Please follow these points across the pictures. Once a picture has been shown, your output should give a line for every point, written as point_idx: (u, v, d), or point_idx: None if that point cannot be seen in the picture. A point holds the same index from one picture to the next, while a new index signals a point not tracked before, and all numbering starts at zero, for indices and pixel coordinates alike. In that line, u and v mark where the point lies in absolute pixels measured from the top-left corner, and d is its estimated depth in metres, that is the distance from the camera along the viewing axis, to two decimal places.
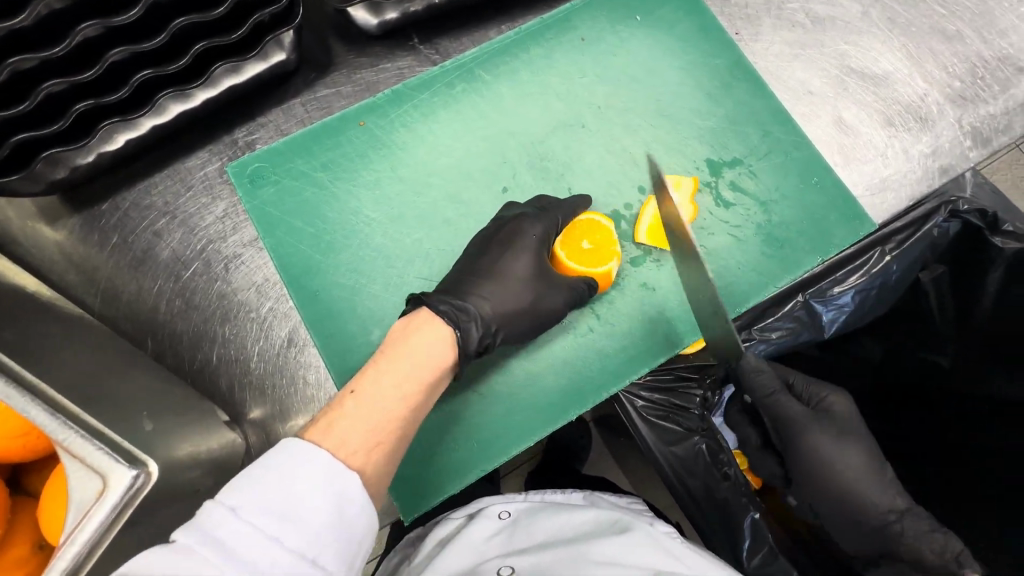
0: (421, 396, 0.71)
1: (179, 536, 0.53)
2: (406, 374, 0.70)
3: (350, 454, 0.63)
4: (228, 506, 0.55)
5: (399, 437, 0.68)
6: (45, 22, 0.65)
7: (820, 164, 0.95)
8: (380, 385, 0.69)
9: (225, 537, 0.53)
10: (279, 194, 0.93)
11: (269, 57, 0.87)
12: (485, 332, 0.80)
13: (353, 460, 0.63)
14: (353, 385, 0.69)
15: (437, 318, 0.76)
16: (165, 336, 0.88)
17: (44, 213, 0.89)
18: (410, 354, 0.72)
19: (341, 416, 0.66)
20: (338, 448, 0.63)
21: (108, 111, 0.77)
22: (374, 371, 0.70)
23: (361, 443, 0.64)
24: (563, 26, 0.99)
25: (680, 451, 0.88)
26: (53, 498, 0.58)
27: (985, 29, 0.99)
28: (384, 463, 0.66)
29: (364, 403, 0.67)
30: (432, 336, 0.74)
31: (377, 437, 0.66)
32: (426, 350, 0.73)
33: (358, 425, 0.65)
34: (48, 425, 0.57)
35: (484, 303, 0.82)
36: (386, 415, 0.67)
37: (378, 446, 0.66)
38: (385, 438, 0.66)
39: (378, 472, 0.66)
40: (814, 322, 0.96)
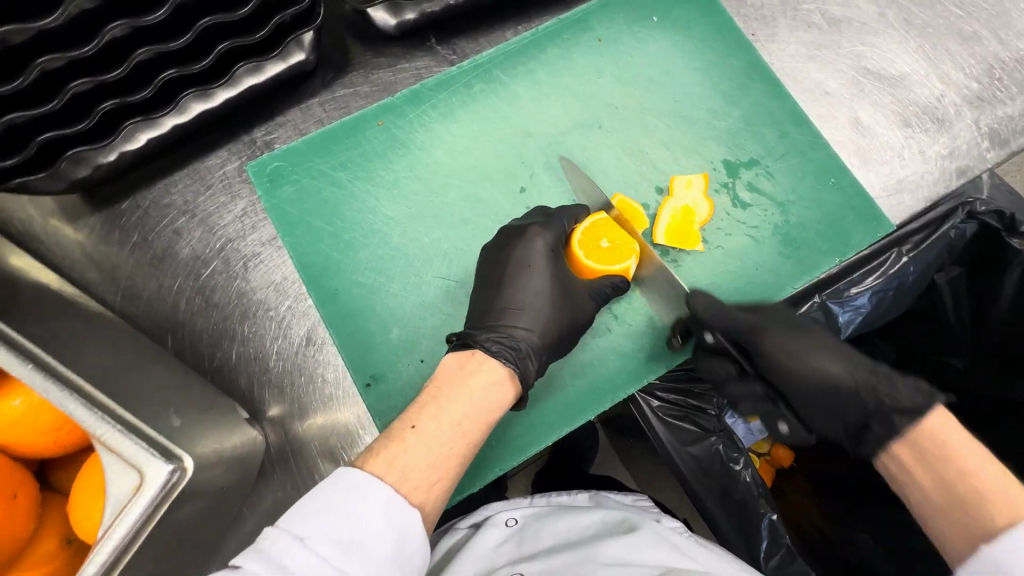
0: (479, 435, 0.70)
1: (243, 562, 0.53)
2: (466, 411, 0.69)
3: (412, 491, 0.62)
4: (293, 535, 0.55)
5: (456, 476, 0.67)
6: (78, 22, 0.65)
7: (837, 165, 0.95)
8: (441, 420, 0.67)
9: (292, 565, 0.53)
10: (298, 194, 0.93)
11: (289, 57, 0.87)
12: (538, 365, 0.81)
13: (414, 496, 0.62)
14: (413, 419, 0.67)
15: (491, 357, 0.75)
16: (185, 334, 0.89)
17: (65, 211, 0.90)
18: (470, 391, 0.71)
19: (403, 449, 0.64)
20: (400, 483, 0.62)
21: (131, 111, 0.78)
22: (434, 404, 0.69)
23: (422, 479, 0.63)
24: (580, 27, 0.99)
25: (696, 451, 0.88)
26: (86, 492, 0.59)
27: (1002, 30, 0.99)
28: (440, 501, 0.65)
29: (425, 438, 0.65)
30: (490, 373, 0.74)
31: (437, 475, 0.64)
32: (485, 389, 0.72)
33: (419, 460, 0.64)
34: (85, 420, 0.56)
35: (532, 334, 0.81)
36: (446, 451, 0.66)
37: (437, 484, 0.64)
38: (444, 476, 0.65)
39: (434, 510, 0.64)
40: (831, 323, 0.94)
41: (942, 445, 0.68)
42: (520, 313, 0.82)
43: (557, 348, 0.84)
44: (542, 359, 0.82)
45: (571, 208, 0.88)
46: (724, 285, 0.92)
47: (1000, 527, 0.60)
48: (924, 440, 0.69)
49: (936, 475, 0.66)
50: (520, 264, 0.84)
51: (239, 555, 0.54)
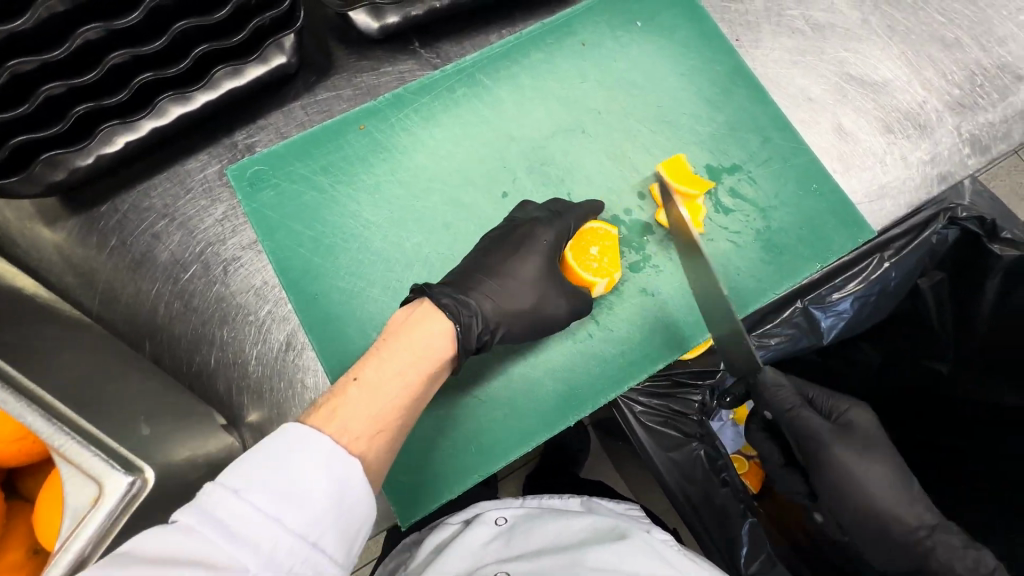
0: (421, 387, 0.71)
1: (179, 515, 0.52)
2: (407, 362, 0.71)
3: (352, 440, 0.64)
4: (228, 487, 0.54)
5: (399, 427, 0.69)
6: (48, 24, 0.65)
7: (820, 171, 0.95)
8: (382, 372, 0.69)
9: (226, 517, 0.52)
10: (278, 199, 0.92)
11: (270, 61, 0.86)
12: (487, 326, 0.80)
13: (355, 445, 0.64)
14: (355, 372, 0.70)
15: (440, 310, 0.77)
16: (163, 338, 0.88)
17: (42, 214, 0.89)
18: (411, 342, 0.73)
19: (343, 401, 0.66)
20: (341, 434, 0.63)
21: (107, 114, 0.77)
22: (377, 358, 0.71)
23: (363, 429, 0.65)
24: (564, 31, 0.99)
25: (677, 456, 0.88)
26: (50, 502, 0.58)
27: (983, 37, 0.99)
28: (383, 450, 0.67)
29: (366, 388, 0.68)
30: (434, 326, 0.75)
31: (378, 424, 0.66)
32: (427, 341, 0.73)
33: (360, 410, 0.66)
34: (44, 431, 0.55)
35: (486, 299, 0.82)
36: (389, 403, 0.68)
37: (380, 434, 0.66)
38: (385, 426, 0.67)
39: (377, 459, 0.66)
40: (813, 328, 0.96)
41: None
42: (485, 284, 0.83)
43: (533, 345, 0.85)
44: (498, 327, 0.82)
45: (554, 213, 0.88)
46: None
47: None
48: None
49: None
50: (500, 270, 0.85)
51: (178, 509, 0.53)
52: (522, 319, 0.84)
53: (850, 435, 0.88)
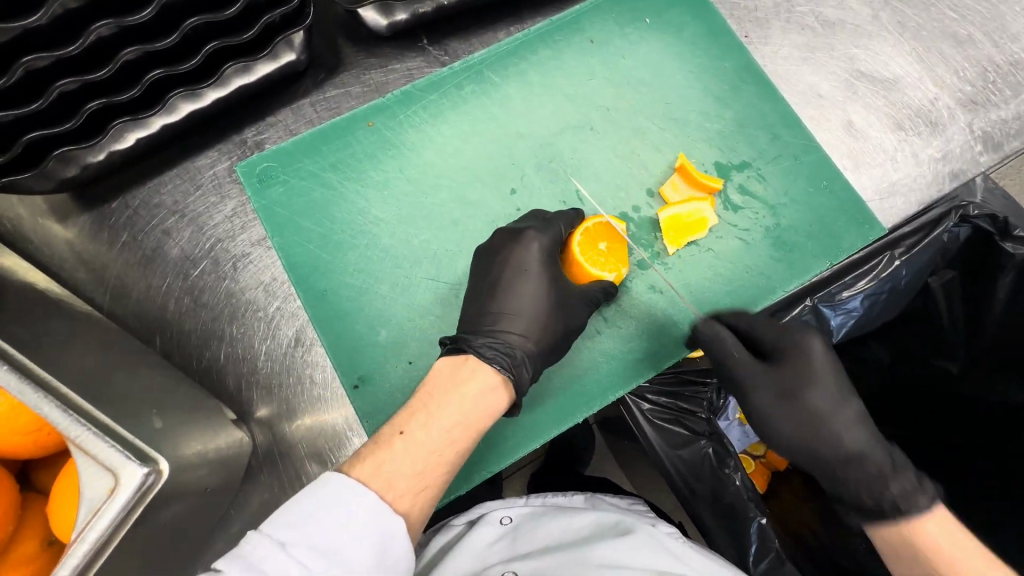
0: (468, 443, 0.70)
1: (225, 565, 0.54)
2: (456, 419, 0.69)
3: (396, 498, 0.63)
4: (276, 540, 0.56)
5: (443, 483, 0.68)
6: (61, 21, 0.65)
7: (829, 168, 0.94)
8: (429, 428, 0.68)
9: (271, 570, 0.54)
10: (287, 194, 0.92)
11: (279, 57, 0.87)
12: (533, 371, 0.81)
13: (399, 503, 0.63)
14: (402, 425, 0.68)
15: (485, 363, 0.75)
16: (173, 334, 0.89)
17: (54, 211, 0.89)
18: (461, 398, 0.71)
19: (389, 456, 0.65)
20: (385, 490, 0.63)
21: (119, 111, 0.78)
22: (424, 412, 0.69)
23: (407, 486, 0.64)
24: (572, 28, 0.99)
25: (686, 455, 0.88)
26: (66, 494, 0.58)
27: (996, 33, 0.98)
28: (426, 507, 0.66)
29: (413, 445, 0.66)
30: (483, 381, 0.74)
31: (424, 482, 0.65)
32: (476, 397, 0.72)
33: (406, 468, 0.64)
34: (61, 422, 0.56)
35: (527, 341, 0.81)
36: (434, 460, 0.66)
37: (424, 491, 0.65)
38: (431, 483, 0.66)
39: (420, 515, 0.65)
40: (823, 327, 0.94)
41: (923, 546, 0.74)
42: (514, 317, 0.82)
43: (552, 353, 0.83)
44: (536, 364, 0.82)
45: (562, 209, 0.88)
46: (713, 289, 0.91)
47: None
48: (898, 543, 0.77)
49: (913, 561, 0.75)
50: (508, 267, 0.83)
51: (220, 558, 0.55)
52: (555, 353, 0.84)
53: (780, 373, 0.84)
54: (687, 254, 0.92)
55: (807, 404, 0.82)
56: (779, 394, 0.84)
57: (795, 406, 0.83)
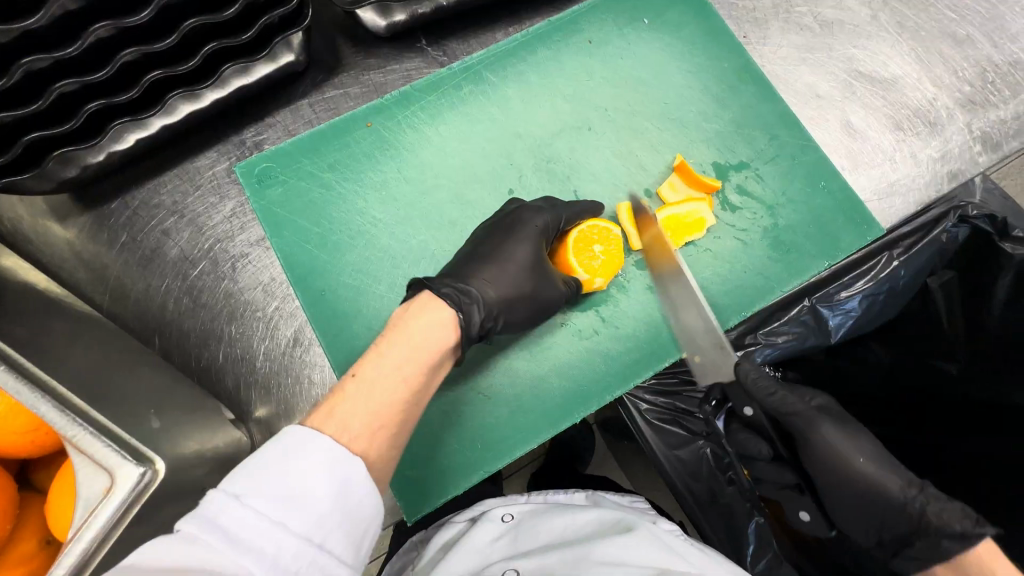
0: (421, 378, 0.69)
1: (181, 525, 0.51)
2: (407, 355, 0.69)
3: (352, 440, 0.62)
4: (229, 493, 0.53)
5: (401, 421, 0.67)
6: (60, 22, 0.65)
7: (827, 169, 0.94)
8: (380, 367, 0.67)
9: (229, 524, 0.51)
10: (286, 195, 0.93)
11: (278, 58, 0.87)
12: (488, 312, 0.80)
13: (356, 444, 0.62)
14: (353, 370, 0.67)
15: (436, 301, 0.75)
16: (172, 334, 0.89)
17: (55, 211, 0.90)
18: (411, 335, 0.71)
19: (341, 400, 0.64)
20: (339, 433, 0.61)
21: (118, 111, 0.78)
22: (374, 355, 0.69)
23: (363, 427, 0.63)
24: (570, 28, 0.99)
25: (684, 455, 0.88)
26: (63, 494, 0.59)
27: (995, 32, 0.98)
28: (387, 448, 0.65)
29: (365, 386, 0.66)
30: (432, 318, 0.73)
31: (379, 420, 0.64)
32: (425, 334, 0.71)
33: (359, 408, 0.64)
34: (59, 422, 0.56)
35: (487, 286, 0.82)
36: (388, 398, 0.66)
37: (380, 430, 0.64)
38: (387, 422, 0.65)
39: (382, 456, 0.64)
40: (821, 327, 0.92)
41: None
42: (485, 267, 0.84)
43: (520, 304, 0.83)
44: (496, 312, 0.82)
45: (560, 208, 0.88)
46: (710, 290, 0.91)
47: None
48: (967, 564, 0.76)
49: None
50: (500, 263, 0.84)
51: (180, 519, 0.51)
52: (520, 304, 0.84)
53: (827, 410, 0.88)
54: (683, 254, 0.92)
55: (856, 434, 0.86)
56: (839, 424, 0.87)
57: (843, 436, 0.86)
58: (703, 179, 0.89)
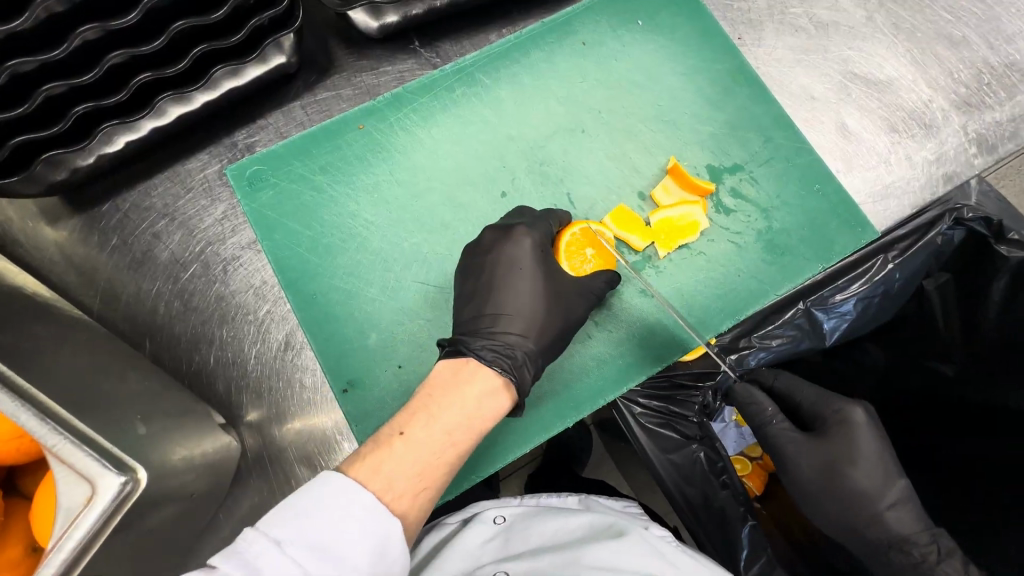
0: (468, 445, 0.69)
1: (220, 563, 0.53)
2: (458, 420, 0.69)
3: (395, 499, 0.62)
4: (272, 538, 0.55)
5: (441, 485, 0.67)
6: (45, 25, 0.65)
7: (822, 172, 0.94)
8: (431, 428, 0.67)
9: (266, 570, 0.53)
10: (277, 198, 0.92)
11: (269, 61, 0.87)
12: (536, 369, 0.81)
13: (397, 504, 0.62)
14: (403, 425, 0.67)
15: (486, 366, 0.76)
16: (163, 338, 0.89)
17: (45, 214, 0.89)
18: (464, 401, 0.71)
19: (388, 455, 0.64)
20: (383, 491, 0.62)
21: (107, 114, 0.77)
22: (426, 413, 0.69)
23: (407, 486, 0.63)
24: (564, 30, 0.98)
25: (677, 459, 0.88)
26: (46, 502, 0.58)
27: (991, 34, 0.98)
28: (424, 509, 0.65)
29: (413, 446, 0.65)
30: (483, 383, 0.74)
31: (422, 482, 0.64)
32: (477, 399, 0.72)
33: (405, 468, 0.64)
34: (38, 431, 0.55)
35: (526, 340, 0.81)
36: (434, 460, 0.66)
37: (422, 492, 0.64)
38: (429, 484, 0.65)
39: (419, 516, 0.64)
40: (815, 330, 0.94)
41: None
42: (514, 317, 0.82)
43: (554, 350, 0.83)
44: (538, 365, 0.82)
45: (552, 211, 0.88)
46: (703, 293, 0.91)
47: None
48: None
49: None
50: (511, 290, 0.83)
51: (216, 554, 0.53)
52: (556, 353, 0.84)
53: (825, 446, 0.88)
54: (677, 257, 0.91)
55: (852, 473, 0.86)
56: (824, 465, 0.88)
57: (834, 480, 0.87)
58: (697, 181, 0.89)
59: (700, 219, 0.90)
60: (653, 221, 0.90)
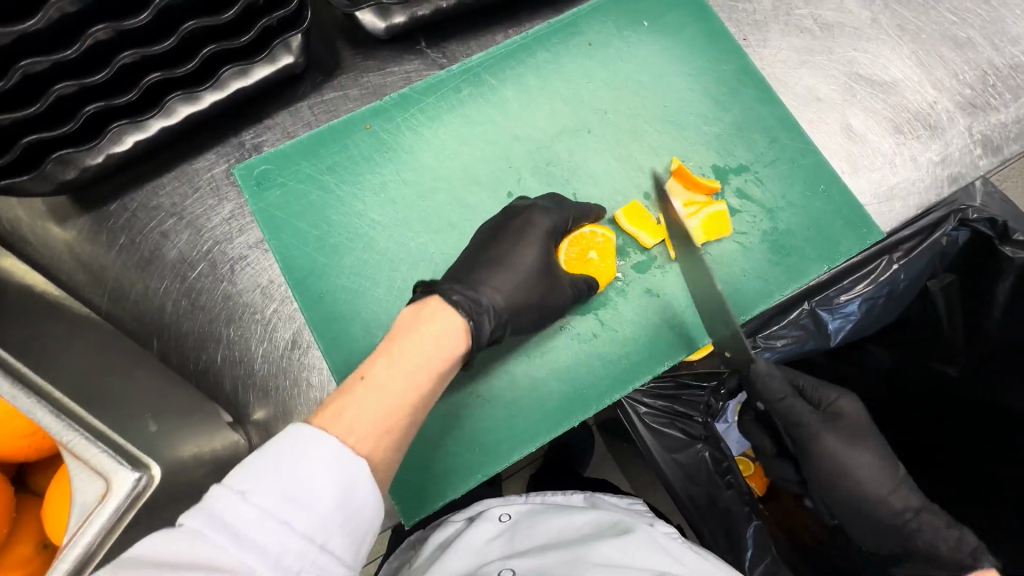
0: (431, 385, 0.69)
1: (188, 520, 0.52)
2: (418, 360, 0.69)
3: (358, 441, 0.62)
4: (238, 490, 0.54)
5: (407, 425, 0.67)
6: (57, 25, 0.65)
7: (828, 172, 0.94)
8: (391, 370, 0.68)
9: (235, 521, 0.52)
10: (285, 197, 0.93)
11: (277, 61, 0.87)
12: (498, 324, 0.80)
13: (361, 446, 0.62)
14: (363, 371, 0.68)
15: (448, 307, 0.74)
16: (170, 336, 0.89)
17: (53, 213, 0.90)
18: (422, 342, 0.70)
19: (351, 400, 0.64)
20: (346, 435, 0.62)
21: (117, 113, 0.78)
22: (385, 357, 0.69)
23: (370, 429, 0.63)
24: (570, 31, 0.99)
25: (682, 459, 0.88)
26: (59, 498, 0.59)
27: (996, 36, 0.98)
28: (391, 451, 0.65)
29: (374, 389, 0.66)
30: (443, 325, 0.73)
31: (386, 424, 0.65)
32: (436, 339, 0.71)
33: (368, 411, 0.64)
34: (53, 427, 0.56)
35: (496, 295, 0.81)
36: (396, 402, 0.66)
37: (387, 434, 0.64)
38: (393, 426, 0.65)
39: (386, 459, 0.65)
40: (820, 330, 0.95)
41: None
42: (497, 270, 0.83)
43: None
44: (503, 323, 0.81)
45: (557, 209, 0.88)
46: None
47: None
48: None
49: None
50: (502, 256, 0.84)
51: (186, 515, 0.52)
52: (524, 315, 0.83)
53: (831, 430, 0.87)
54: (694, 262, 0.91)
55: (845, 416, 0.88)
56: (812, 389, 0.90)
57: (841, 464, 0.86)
58: (702, 181, 0.90)
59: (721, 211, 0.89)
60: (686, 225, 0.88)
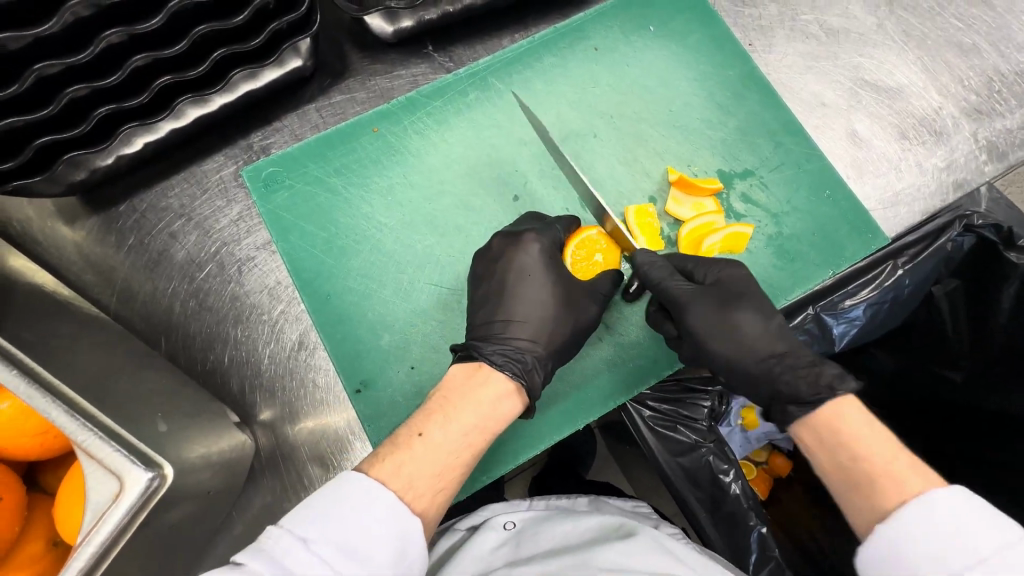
0: (484, 445, 0.71)
1: (247, 560, 0.53)
2: (472, 422, 0.70)
3: (415, 498, 0.63)
4: (298, 536, 0.56)
5: (459, 483, 0.68)
6: (72, 29, 0.65)
7: (832, 177, 0.94)
8: (448, 429, 0.69)
9: (293, 566, 0.54)
10: (292, 199, 0.93)
11: (286, 64, 0.89)
12: (545, 374, 0.82)
13: (417, 503, 0.63)
14: (419, 426, 0.69)
15: (498, 370, 0.77)
16: (179, 337, 0.90)
17: (62, 213, 0.91)
18: (477, 403, 0.73)
19: (409, 456, 0.66)
20: (404, 490, 0.63)
21: (129, 116, 0.79)
22: (442, 415, 0.70)
23: (427, 486, 0.64)
24: (576, 35, 0.99)
25: (686, 462, 0.89)
26: (72, 496, 0.59)
27: (1002, 42, 0.98)
28: (443, 507, 0.67)
29: (431, 446, 0.67)
30: (496, 388, 0.76)
31: (441, 482, 0.66)
32: (490, 403, 0.74)
33: (426, 468, 0.65)
34: (68, 426, 0.57)
35: (536, 345, 0.83)
36: (452, 460, 0.67)
37: (441, 492, 0.66)
38: (447, 484, 0.66)
39: (437, 514, 0.66)
40: (825, 335, 0.95)
41: (837, 432, 0.69)
42: (525, 324, 0.84)
43: (567, 356, 0.84)
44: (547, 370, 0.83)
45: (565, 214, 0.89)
46: None
47: (890, 507, 0.62)
48: (824, 429, 0.71)
49: (837, 461, 0.68)
50: (519, 301, 0.84)
51: (241, 552, 0.54)
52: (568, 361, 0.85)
53: None
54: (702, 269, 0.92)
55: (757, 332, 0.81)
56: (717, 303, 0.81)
57: None
58: (700, 184, 0.90)
59: (743, 228, 0.89)
60: (685, 232, 0.90)
